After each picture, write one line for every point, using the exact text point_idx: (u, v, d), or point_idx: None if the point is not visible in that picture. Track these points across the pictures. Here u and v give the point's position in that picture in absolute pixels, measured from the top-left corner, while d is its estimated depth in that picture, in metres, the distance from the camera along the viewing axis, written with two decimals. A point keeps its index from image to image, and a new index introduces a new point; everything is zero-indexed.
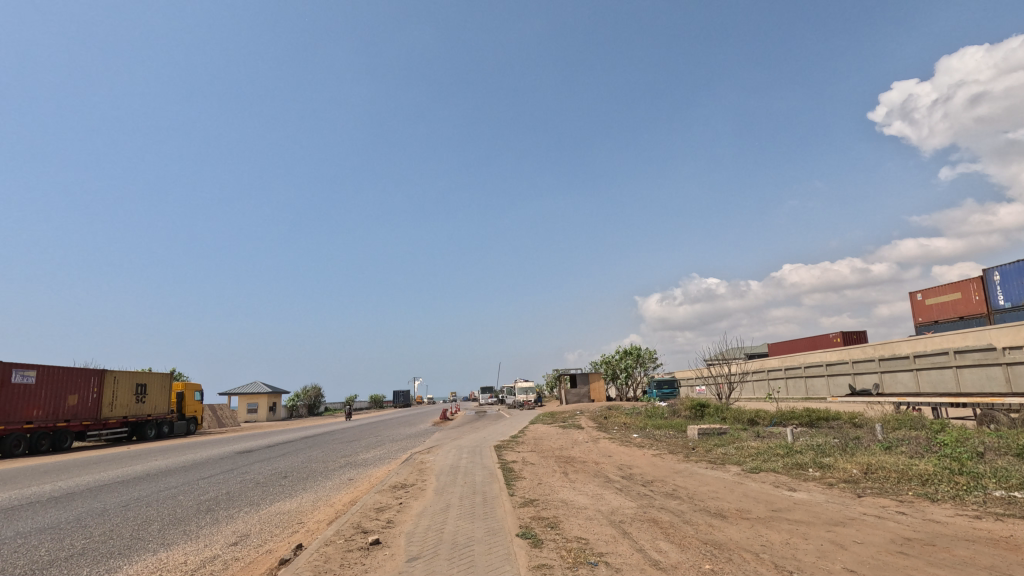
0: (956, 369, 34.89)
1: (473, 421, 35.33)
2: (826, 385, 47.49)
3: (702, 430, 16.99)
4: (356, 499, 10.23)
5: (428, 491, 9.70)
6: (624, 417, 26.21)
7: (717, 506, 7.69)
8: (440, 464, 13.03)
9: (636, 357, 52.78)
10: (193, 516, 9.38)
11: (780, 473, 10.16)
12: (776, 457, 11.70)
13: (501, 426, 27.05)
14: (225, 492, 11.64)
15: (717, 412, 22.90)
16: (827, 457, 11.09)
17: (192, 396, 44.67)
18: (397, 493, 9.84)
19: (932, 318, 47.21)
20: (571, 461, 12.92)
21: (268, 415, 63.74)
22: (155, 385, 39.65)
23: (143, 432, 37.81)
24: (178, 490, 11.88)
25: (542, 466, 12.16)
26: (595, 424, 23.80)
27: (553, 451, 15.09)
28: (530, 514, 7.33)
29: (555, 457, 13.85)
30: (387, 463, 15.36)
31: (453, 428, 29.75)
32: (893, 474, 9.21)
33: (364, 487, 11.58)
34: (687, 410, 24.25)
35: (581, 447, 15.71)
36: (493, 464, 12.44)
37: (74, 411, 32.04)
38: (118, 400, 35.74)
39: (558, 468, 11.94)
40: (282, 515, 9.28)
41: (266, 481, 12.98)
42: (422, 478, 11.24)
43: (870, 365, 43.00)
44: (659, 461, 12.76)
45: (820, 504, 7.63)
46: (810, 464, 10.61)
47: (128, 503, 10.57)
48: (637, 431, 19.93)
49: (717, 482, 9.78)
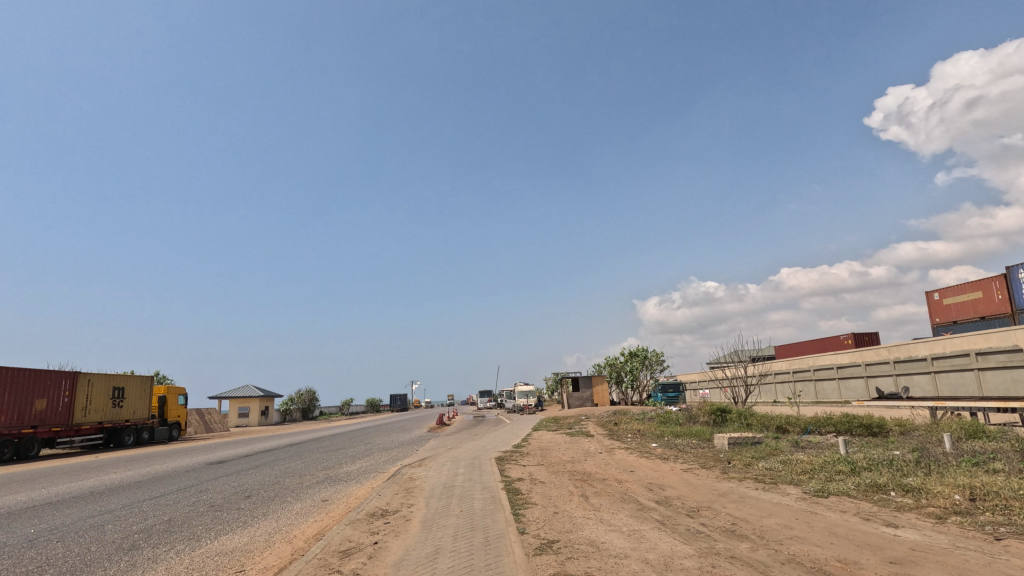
0: (978, 372, 32.96)
1: (472, 427, 33.21)
2: (839, 389, 45.44)
3: (733, 440, 14.89)
4: (323, 532, 8.08)
5: (413, 525, 7.54)
6: (636, 423, 24.12)
7: (806, 554, 5.57)
8: (432, 482, 10.85)
9: (642, 360, 50.54)
10: (106, 559, 7.20)
11: (860, 500, 8.01)
12: (841, 476, 9.58)
13: (502, 433, 24.98)
14: (166, 520, 9.43)
15: (741, 417, 20.78)
16: (908, 478, 8.96)
17: (175, 400, 42.42)
18: (372, 527, 7.66)
19: (951, 318, 45.19)
20: (588, 480, 10.80)
21: (259, 419, 61.49)
22: (135, 389, 37.41)
23: (120, 439, 35.49)
24: (110, 518, 9.70)
25: (555, 486, 10.04)
26: (606, 432, 21.71)
27: (563, 465, 12.93)
28: (551, 569, 5.22)
29: (568, 474, 11.69)
30: (370, 478, 13.18)
31: (450, 435, 27.54)
32: (1013, 501, 7.10)
33: (339, 512, 9.45)
34: (706, 417, 22.14)
35: (596, 460, 13.63)
36: (495, 483, 10.29)
37: (42, 417, 29.80)
38: (92, 404, 33.52)
39: (575, 489, 9.84)
40: (222, 555, 7.17)
41: (223, 504, 10.82)
42: (408, 503, 9.04)
43: (884, 368, 41.01)
44: (695, 479, 10.62)
45: (952, 554, 5.50)
46: (893, 487, 8.48)
47: (35, 537, 8.37)
48: (655, 440, 17.81)
49: (783, 510, 7.67)
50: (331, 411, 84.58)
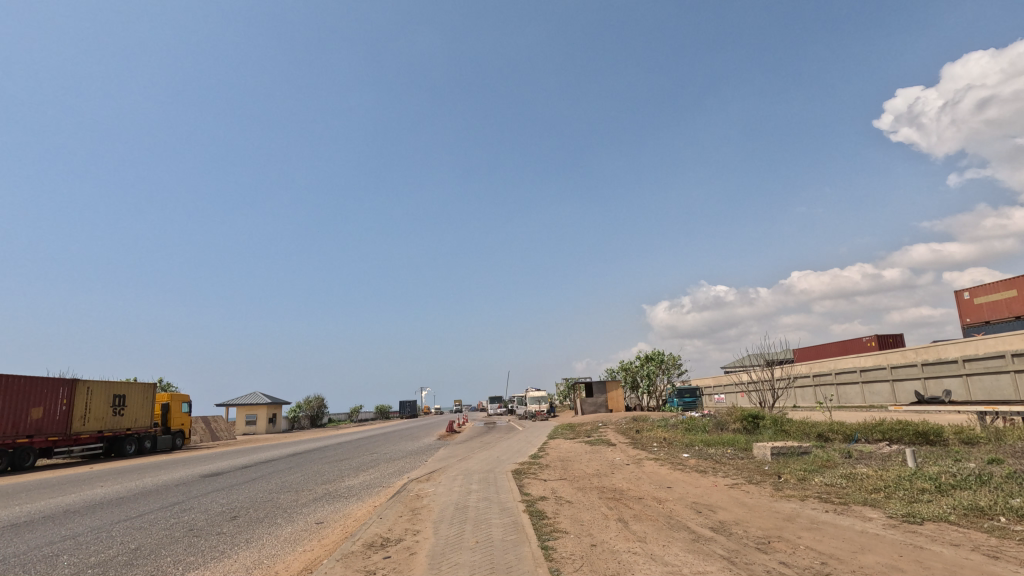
0: (1015, 375, 31.10)
1: (483, 435, 31.80)
2: (863, 393, 43.58)
3: (776, 450, 13.36)
4: (310, 568, 6.68)
5: (420, 562, 6.14)
6: (660, 430, 22.61)
7: None
8: (442, 502, 9.41)
9: (658, 364, 48.79)
10: None
11: (967, 528, 6.50)
12: (928, 495, 8.05)
13: (515, 441, 23.65)
14: (133, 549, 8.13)
15: (775, 425, 19.21)
16: (1015, 499, 7.41)
17: (179, 408, 41.33)
18: (369, 564, 6.25)
19: (983, 319, 43.03)
20: (622, 499, 9.36)
21: (267, 426, 60.45)
22: (137, 396, 36.37)
23: (121, 448, 34.38)
24: (68, 548, 8.38)
25: (586, 508, 8.62)
26: (628, 440, 20.28)
27: (590, 480, 11.49)
28: None
29: (597, 490, 10.26)
30: (372, 495, 11.79)
31: (461, 444, 26.24)
32: None
33: (334, 540, 8.09)
34: (737, 424, 20.58)
35: (624, 474, 12.20)
36: (514, 503, 8.88)
37: (38, 426, 28.75)
38: (92, 413, 32.46)
39: (609, 511, 8.38)
40: None
41: (205, 527, 9.48)
42: (414, 531, 7.63)
43: (912, 370, 39.11)
44: (746, 499, 9.14)
45: None
46: (1002, 513, 6.94)
47: None
48: (685, 450, 16.27)
49: (877, 544, 6.19)
50: (340, 418, 83.46)
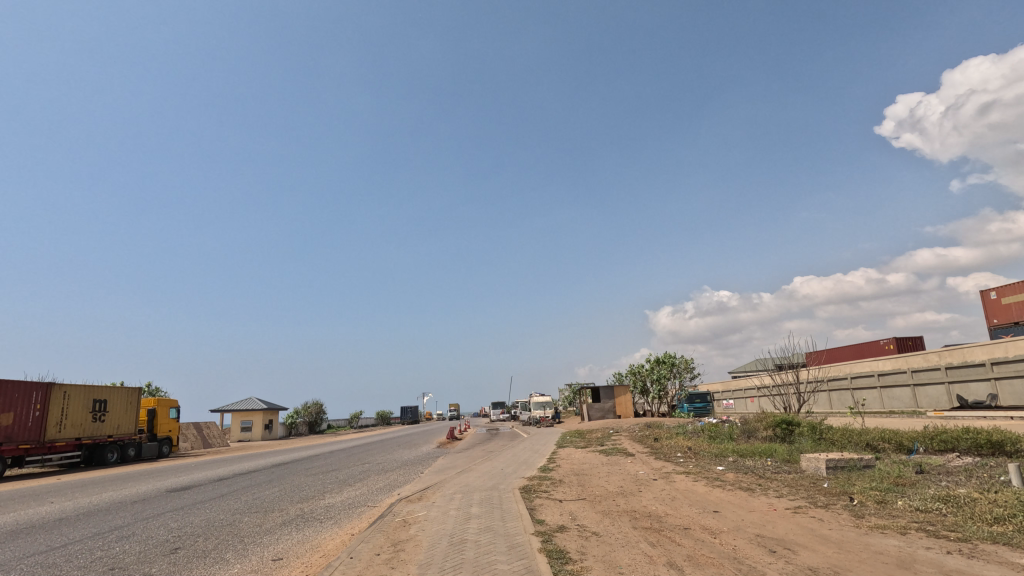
0: None
1: (485, 442, 29.77)
2: (881, 398, 41.40)
3: (831, 464, 11.27)
4: None
5: None
6: (681, 439, 20.53)
7: None
8: (432, 535, 7.38)
9: (670, 367, 46.46)
10: None
11: None
12: None
13: (520, 451, 21.61)
14: None
15: (813, 433, 17.08)
16: None
17: (166, 414, 39.27)
18: None
19: (1012, 320, 40.79)
20: (663, 531, 7.25)
21: (262, 433, 58.43)
22: (120, 402, 34.31)
23: (102, 456, 32.35)
24: None
25: (622, 545, 6.54)
26: (648, 450, 18.24)
27: (616, 502, 9.42)
28: None
29: (629, 516, 8.19)
30: (351, 521, 9.67)
31: (463, 452, 24.28)
32: None
33: None
34: (768, 431, 18.44)
35: (654, 494, 10.15)
36: (525, 537, 6.81)
37: (8, 433, 26.74)
38: (68, 419, 30.48)
39: (653, 551, 6.28)
40: None
41: (130, 566, 7.40)
42: None
43: (935, 374, 36.86)
44: (825, 531, 7.05)
45: None
46: None
47: None
48: (715, 461, 14.19)
49: None
50: (340, 424, 81.44)
